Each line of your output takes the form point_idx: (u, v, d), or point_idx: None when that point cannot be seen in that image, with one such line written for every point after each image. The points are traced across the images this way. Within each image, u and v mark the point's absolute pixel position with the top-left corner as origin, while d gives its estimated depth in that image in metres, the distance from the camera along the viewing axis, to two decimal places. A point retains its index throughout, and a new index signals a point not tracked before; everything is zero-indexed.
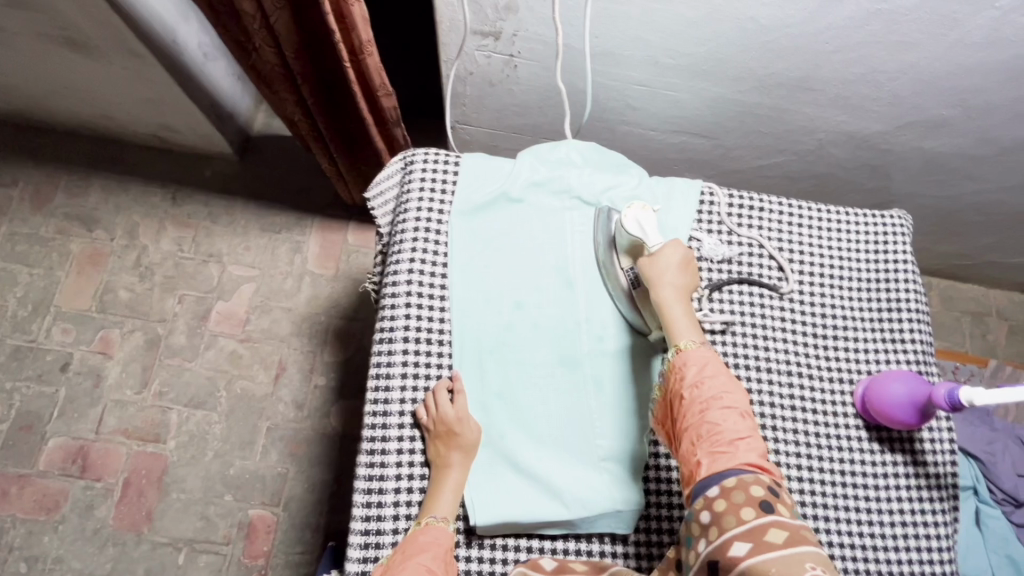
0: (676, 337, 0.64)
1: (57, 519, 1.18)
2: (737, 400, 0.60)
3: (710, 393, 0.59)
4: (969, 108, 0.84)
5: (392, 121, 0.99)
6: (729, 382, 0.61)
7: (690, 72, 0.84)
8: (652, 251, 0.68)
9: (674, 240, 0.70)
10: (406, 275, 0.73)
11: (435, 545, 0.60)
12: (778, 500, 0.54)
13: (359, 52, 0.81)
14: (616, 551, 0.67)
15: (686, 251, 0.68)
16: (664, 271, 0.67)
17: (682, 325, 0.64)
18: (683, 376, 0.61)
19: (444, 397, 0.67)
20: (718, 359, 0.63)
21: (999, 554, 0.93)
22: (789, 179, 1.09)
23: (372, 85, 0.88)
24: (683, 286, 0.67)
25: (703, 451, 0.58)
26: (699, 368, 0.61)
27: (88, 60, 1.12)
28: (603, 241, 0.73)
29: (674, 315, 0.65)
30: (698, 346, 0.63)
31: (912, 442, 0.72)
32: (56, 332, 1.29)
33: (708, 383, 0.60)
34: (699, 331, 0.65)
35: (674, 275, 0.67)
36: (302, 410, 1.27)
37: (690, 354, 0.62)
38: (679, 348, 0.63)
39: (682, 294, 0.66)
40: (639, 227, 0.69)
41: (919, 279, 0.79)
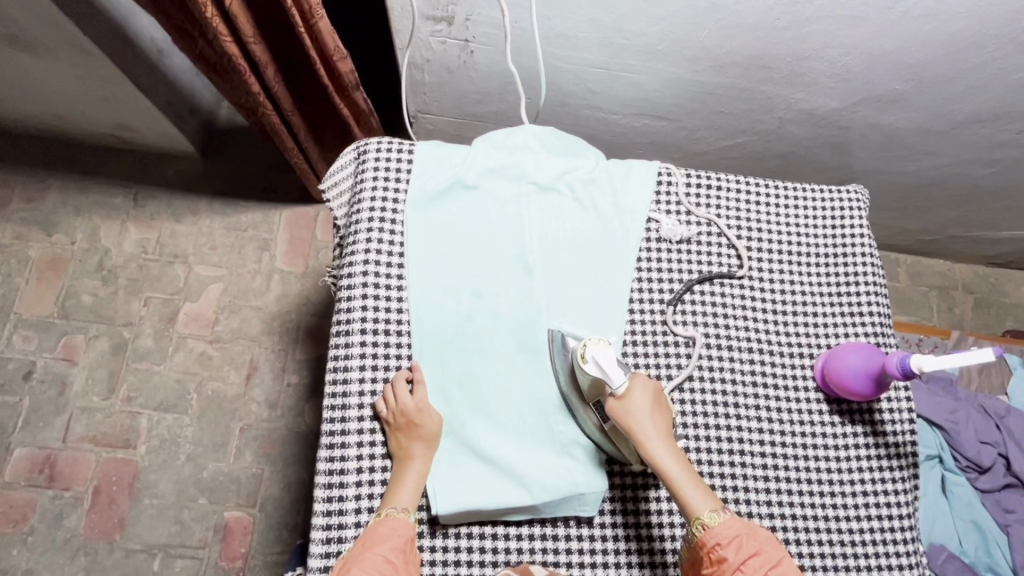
0: (694, 510, 0.60)
1: (26, 531, 1.16)
2: (786, 571, 0.56)
3: (756, 573, 0.56)
4: (922, 82, 0.85)
5: (352, 86, 0.94)
6: (770, 551, 0.57)
7: (646, 53, 0.84)
8: (619, 392, 0.64)
9: (633, 374, 0.66)
10: (362, 262, 0.72)
11: (396, 536, 0.59)
12: None
13: (309, 16, 0.78)
14: (582, 534, 0.67)
15: (653, 388, 0.65)
16: (649, 432, 0.63)
17: (692, 493, 0.61)
18: (721, 557, 0.57)
19: (403, 388, 0.66)
20: (743, 521, 0.60)
21: (964, 520, 0.97)
22: (753, 159, 1.09)
23: (327, 52, 0.85)
24: (665, 434, 0.63)
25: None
26: (736, 547, 0.57)
27: (33, 58, 1.09)
28: (564, 378, 0.68)
29: (680, 482, 0.61)
30: (722, 516, 0.59)
31: (872, 413, 0.73)
32: (17, 340, 1.26)
33: (752, 562, 0.56)
34: (710, 490, 0.62)
35: (655, 428, 0.63)
36: (275, 410, 1.25)
37: (718, 532, 0.58)
38: (704, 525, 0.59)
39: (669, 442, 0.63)
40: (600, 368, 0.64)
41: (876, 252, 0.80)
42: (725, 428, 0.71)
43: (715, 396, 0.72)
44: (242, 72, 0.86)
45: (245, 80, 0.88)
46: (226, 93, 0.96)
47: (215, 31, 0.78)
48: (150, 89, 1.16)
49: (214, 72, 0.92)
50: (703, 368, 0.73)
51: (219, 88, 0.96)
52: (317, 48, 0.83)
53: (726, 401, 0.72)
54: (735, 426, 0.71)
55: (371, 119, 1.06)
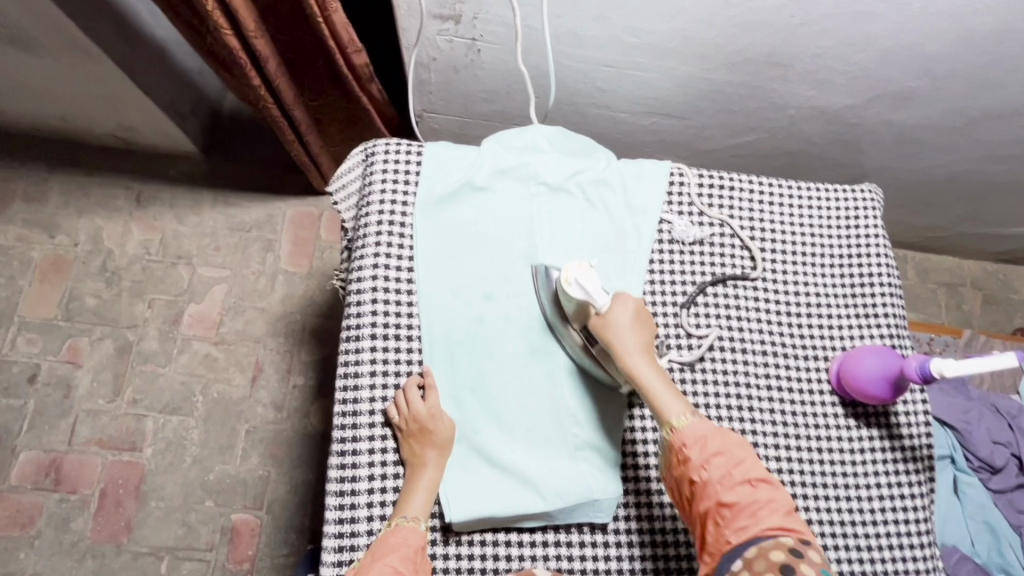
0: (665, 415, 0.62)
1: (33, 534, 1.16)
2: (747, 469, 0.58)
3: (718, 470, 0.57)
4: (935, 79, 0.84)
5: (366, 78, 0.94)
6: (735, 451, 0.59)
7: (656, 51, 0.83)
8: (602, 311, 0.65)
9: (618, 294, 0.67)
10: (371, 267, 0.71)
11: (406, 546, 0.59)
12: (805, 563, 0.52)
13: (323, 9, 0.78)
14: (596, 541, 0.66)
15: (636, 304, 0.66)
16: (628, 345, 0.64)
17: (666, 398, 0.62)
18: (687, 456, 0.59)
19: (415, 394, 0.66)
20: (713, 424, 0.61)
21: (976, 521, 0.97)
22: (762, 157, 1.08)
23: (341, 43, 0.84)
24: (645, 349, 0.65)
25: (725, 531, 0.55)
26: (701, 445, 0.59)
27: (33, 57, 1.07)
28: (548, 302, 0.69)
29: (656, 390, 0.63)
30: (691, 419, 0.61)
31: (887, 416, 0.72)
32: (20, 343, 1.25)
33: (716, 460, 0.58)
34: (683, 398, 0.63)
35: (636, 342, 0.64)
36: (281, 412, 1.25)
37: (685, 433, 0.60)
38: (673, 427, 0.61)
39: (647, 354, 0.64)
40: (583, 291, 0.65)
41: (890, 252, 0.79)
42: (739, 431, 0.70)
43: (729, 399, 0.71)
44: (243, 66, 0.86)
45: (246, 74, 0.88)
46: (231, 88, 0.96)
47: (216, 24, 0.77)
48: (151, 89, 1.15)
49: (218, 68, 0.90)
50: (716, 371, 0.72)
51: (227, 84, 0.95)
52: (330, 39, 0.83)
53: (742, 404, 0.71)
54: (749, 429, 0.70)
55: (385, 110, 1.05)
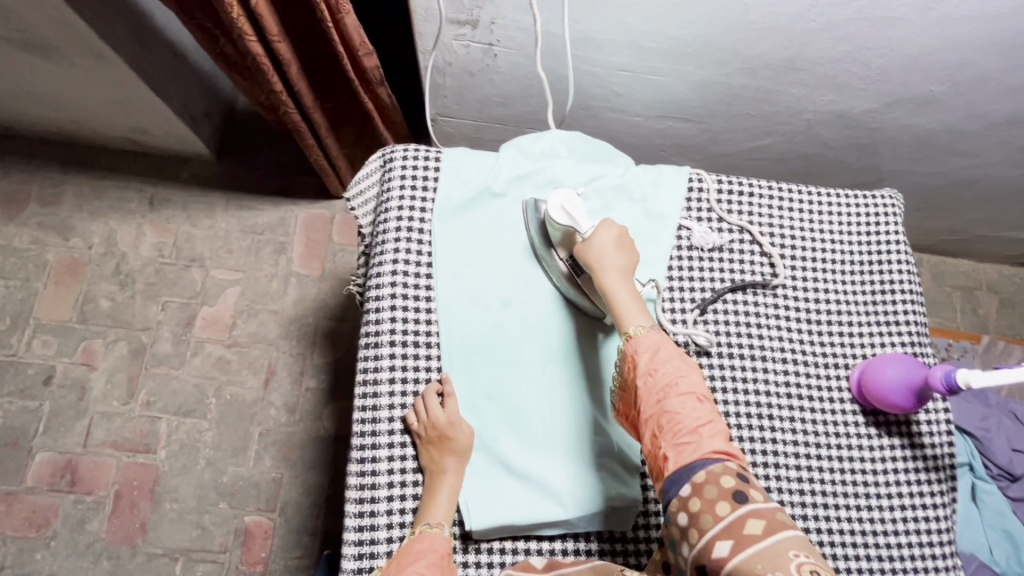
0: (625, 324, 0.63)
1: (49, 535, 1.16)
2: (692, 383, 0.59)
3: (664, 380, 0.59)
4: (956, 83, 0.83)
5: (376, 81, 0.93)
6: (682, 365, 0.60)
7: (674, 56, 0.82)
8: (585, 236, 0.67)
9: (604, 219, 0.69)
10: (390, 275, 0.71)
11: (432, 552, 0.59)
12: (749, 485, 0.53)
13: (336, 12, 0.78)
14: (616, 550, 0.66)
15: (619, 230, 0.67)
16: (607, 261, 0.65)
17: (630, 310, 0.63)
18: (636, 364, 0.60)
19: (434, 401, 0.65)
20: (669, 341, 0.62)
21: (995, 529, 0.96)
22: (778, 161, 1.07)
23: (353, 47, 0.84)
24: (625, 270, 0.65)
25: (667, 442, 0.56)
26: (651, 355, 0.60)
27: (49, 61, 1.08)
28: (535, 229, 0.71)
29: (620, 302, 0.63)
30: (648, 331, 0.62)
31: (909, 425, 0.72)
32: (36, 345, 1.26)
33: (663, 370, 0.59)
34: (649, 315, 0.64)
35: (616, 262, 0.65)
36: (293, 414, 1.25)
37: (640, 341, 0.61)
38: (630, 335, 0.62)
39: (625, 275, 0.65)
40: (568, 217, 0.68)
41: (912, 258, 0.78)
42: (760, 439, 0.70)
43: (749, 408, 0.71)
44: (265, 72, 0.85)
45: (268, 80, 0.87)
46: (248, 92, 0.96)
47: (239, 30, 0.77)
48: (165, 93, 1.15)
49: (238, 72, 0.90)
50: (736, 379, 0.71)
51: (242, 90, 0.96)
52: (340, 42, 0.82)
53: (762, 413, 0.71)
54: (770, 438, 0.70)
55: (395, 115, 1.04)
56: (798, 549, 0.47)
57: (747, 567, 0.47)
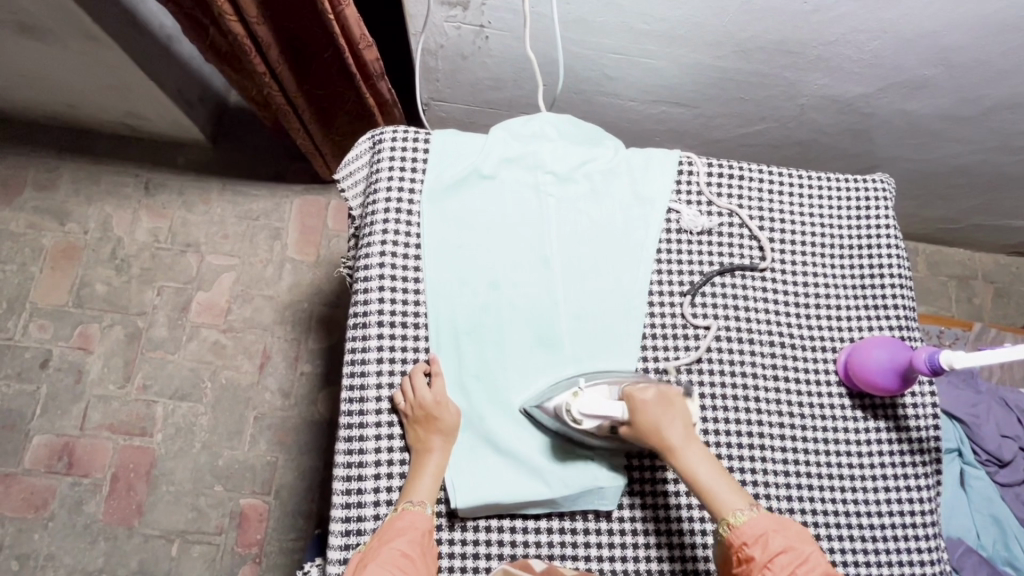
0: (721, 512, 0.60)
1: (46, 516, 1.18)
2: (812, 567, 0.56)
3: (783, 570, 0.56)
4: (951, 67, 0.82)
5: (377, 74, 0.93)
6: (798, 547, 0.57)
7: (666, 38, 0.82)
8: (628, 420, 0.62)
9: (628, 388, 0.64)
10: (378, 255, 0.71)
11: (413, 530, 0.60)
12: None
13: (336, 3, 0.77)
14: (600, 528, 0.67)
15: (656, 391, 0.64)
16: (674, 441, 0.62)
17: (722, 492, 0.60)
18: (749, 555, 0.57)
19: (421, 380, 0.66)
20: (769, 514, 0.59)
21: (983, 514, 0.96)
22: (772, 147, 1.07)
23: (353, 39, 0.84)
24: (689, 439, 0.63)
25: None
26: (763, 544, 0.57)
27: (42, 44, 1.07)
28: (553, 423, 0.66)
29: (709, 485, 0.60)
30: (749, 515, 0.59)
31: (895, 408, 0.72)
32: (32, 329, 1.27)
33: (780, 558, 0.56)
34: (741, 490, 0.61)
35: (676, 438, 0.62)
36: (289, 399, 1.26)
37: (745, 530, 0.58)
38: (731, 525, 0.59)
39: (692, 451, 0.62)
40: (598, 415, 0.62)
41: (901, 243, 0.78)
42: (746, 421, 0.70)
43: (735, 390, 0.71)
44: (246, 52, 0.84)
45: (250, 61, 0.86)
46: (233, 74, 0.94)
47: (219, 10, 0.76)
48: (159, 78, 1.15)
49: (226, 51, 0.89)
50: (723, 362, 0.72)
51: (227, 76, 0.95)
52: (341, 34, 0.82)
53: (748, 394, 0.71)
54: (755, 419, 0.70)
55: (394, 110, 1.05)
56: None
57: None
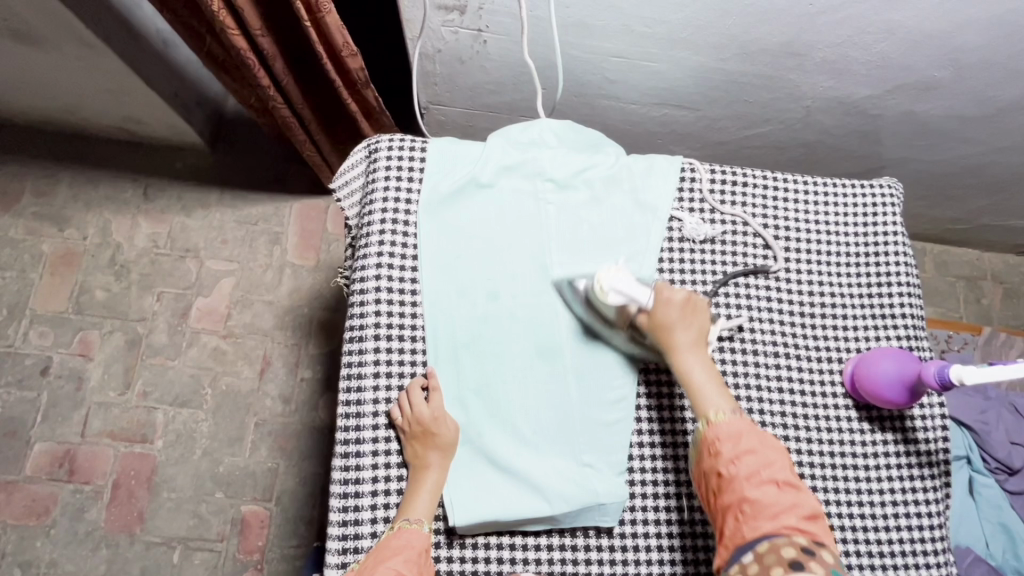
0: (703, 410, 0.61)
1: (48, 524, 1.18)
2: (776, 471, 0.56)
3: (748, 468, 0.56)
4: (960, 68, 0.80)
5: (361, 83, 0.90)
6: (767, 451, 0.57)
7: (668, 41, 0.80)
8: (648, 309, 0.66)
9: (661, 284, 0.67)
10: (374, 267, 0.70)
11: (410, 549, 0.59)
12: (814, 561, 0.51)
13: (315, 8, 0.75)
14: (602, 544, 0.66)
15: (687, 293, 0.66)
16: (681, 340, 0.64)
17: (708, 393, 0.62)
18: (719, 450, 0.58)
19: (419, 395, 0.65)
20: (749, 421, 0.60)
21: (992, 522, 0.95)
22: (777, 149, 1.05)
23: (334, 46, 0.81)
24: (696, 344, 0.65)
25: (745, 527, 0.54)
26: (733, 442, 0.58)
27: (36, 50, 1.06)
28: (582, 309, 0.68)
29: (699, 385, 0.62)
30: (730, 416, 0.60)
31: (903, 420, 0.71)
32: (33, 336, 1.26)
33: (747, 457, 0.57)
34: (728, 396, 0.62)
35: (686, 338, 0.64)
36: (289, 404, 1.25)
37: (721, 428, 0.59)
38: (709, 421, 0.60)
39: (698, 352, 0.64)
40: (623, 295, 0.66)
41: (910, 250, 0.76)
42: None
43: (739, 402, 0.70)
44: (251, 67, 0.82)
45: (254, 75, 0.84)
46: (237, 85, 0.93)
47: (220, 23, 0.75)
48: (156, 83, 1.14)
49: (225, 62, 0.88)
50: (727, 374, 0.70)
51: (228, 87, 0.95)
52: (320, 40, 0.80)
53: (752, 407, 0.70)
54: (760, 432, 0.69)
55: (384, 119, 1.02)
56: None
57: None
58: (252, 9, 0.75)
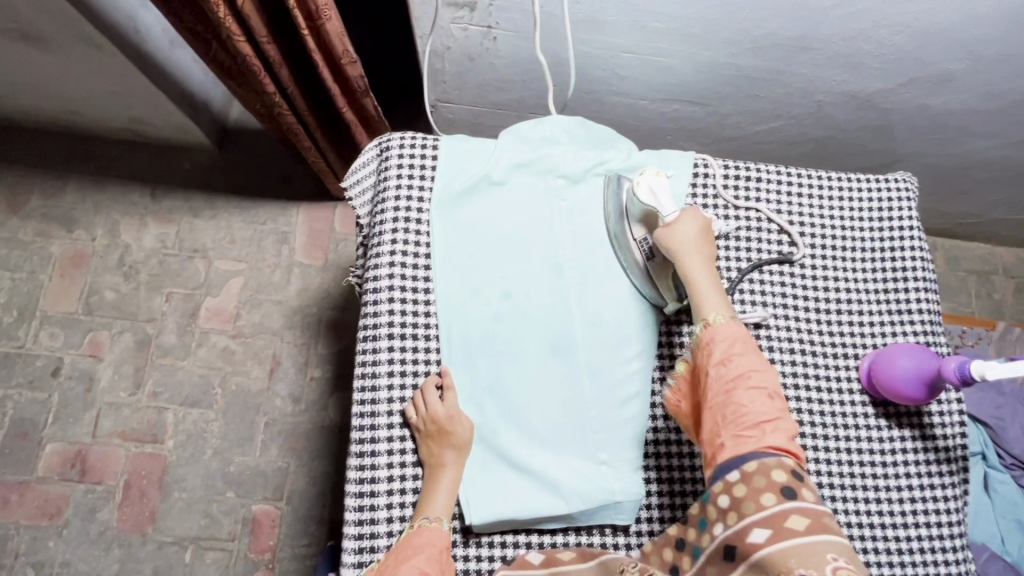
0: (704, 311, 0.62)
1: (60, 524, 1.18)
2: (765, 380, 0.58)
3: (737, 375, 0.58)
4: (976, 61, 0.79)
5: (361, 92, 0.90)
6: (758, 362, 0.59)
7: (680, 36, 0.79)
8: (668, 220, 0.66)
9: (689, 208, 0.67)
10: (387, 266, 0.70)
11: (430, 547, 0.59)
12: (800, 483, 0.54)
13: (315, 17, 0.74)
14: (618, 542, 0.66)
15: (703, 219, 0.66)
16: (691, 248, 0.64)
17: (710, 297, 0.63)
18: (711, 354, 0.60)
19: (433, 394, 0.65)
20: (746, 332, 0.62)
21: (1008, 519, 0.94)
22: (788, 144, 1.04)
23: (335, 55, 0.81)
24: (708, 259, 0.65)
25: (727, 432, 0.57)
26: (727, 346, 0.60)
27: (43, 52, 1.06)
28: (614, 215, 0.70)
29: (701, 289, 0.63)
30: (727, 321, 0.61)
31: (920, 417, 0.70)
32: (43, 337, 1.27)
33: (738, 364, 0.59)
34: (728, 304, 0.63)
35: (699, 248, 0.65)
36: (299, 404, 1.25)
37: (717, 330, 0.61)
38: (708, 323, 0.61)
39: (708, 265, 0.65)
40: (654, 198, 0.66)
41: (925, 244, 0.76)
42: None
43: None
44: (256, 73, 0.82)
45: (259, 80, 0.84)
46: (241, 96, 0.93)
47: (227, 30, 0.74)
48: (163, 83, 1.14)
49: (229, 74, 0.88)
50: None
51: (233, 94, 0.94)
52: (320, 49, 0.80)
53: None
54: None
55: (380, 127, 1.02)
56: (837, 552, 0.49)
57: (779, 559, 0.49)
58: (259, 17, 0.74)
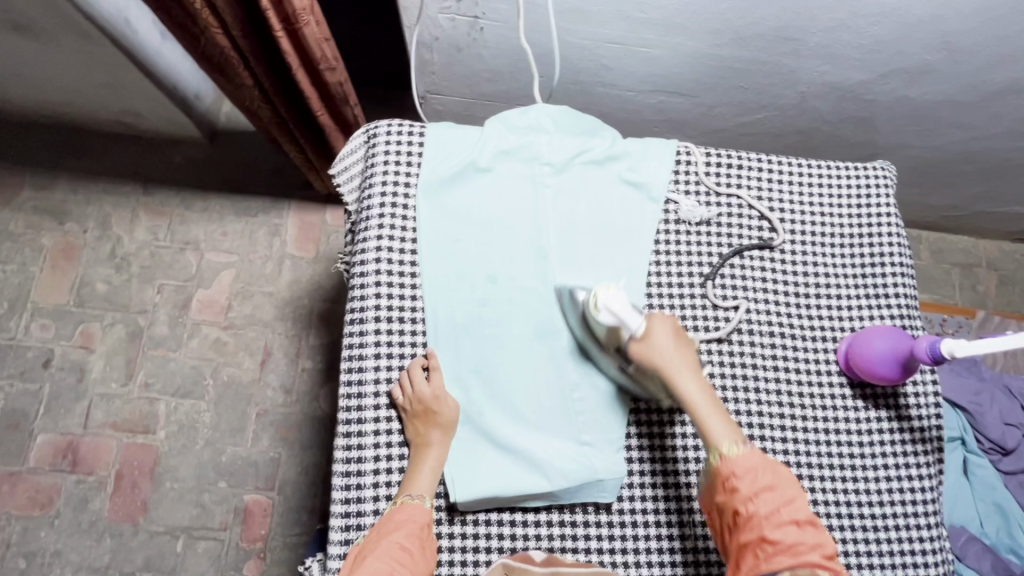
0: (715, 443, 0.60)
1: (52, 514, 1.19)
2: (797, 508, 0.56)
3: (767, 507, 0.56)
4: (954, 52, 0.81)
5: (340, 99, 0.92)
6: (786, 488, 0.57)
7: (664, 26, 0.80)
8: (637, 334, 0.64)
9: (652, 312, 0.66)
10: (375, 248, 0.71)
11: (412, 523, 0.60)
12: None
13: (293, 21, 0.74)
14: (600, 520, 0.67)
15: (672, 322, 0.65)
16: (676, 367, 0.63)
17: (715, 424, 0.61)
18: (735, 487, 0.58)
19: (420, 375, 0.66)
20: (763, 455, 0.60)
21: (986, 502, 0.96)
22: (774, 135, 1.06)
23: (313, 59, 0.81)
24: (694, 370, 0.63)
25: (764, 564, 0.54)
26: (752, 478, 0.57)
27: (34, 43, 1.07)
28: (577, 322, 0.68)
29: (704, 415, 0.61)
30: (742, 449, 0.59)
31: (897, 398, 0.72)
32: (34, 329, 1.27)
33: (765, 495, 0.57)
34: (734, 424, 0.61)
35: (681, 363, 0.63)
36: (290, 395, 1.26)
37: (735, 462, 0.58)
38: (722, 455, 0.59)
39: (698, 379, 0.63)
40: (616, 317, 0.63)
41: (902, 231, 0.77)
42: (744, 402, 0.70)
43: (736, 381, 0.71)
44: (233, 64, 0.83)
45: (236, 69, 0.85)
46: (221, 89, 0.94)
47: (204, 21, 0.75)
48: (154, 75, 1.14)
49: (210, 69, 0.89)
50: (723, 352, 0.71)
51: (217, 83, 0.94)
52: (297, 52, 0.80)
53: (749, 385, 0.71)
54: (755, 409, 0.70)
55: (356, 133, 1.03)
56: None
57: None
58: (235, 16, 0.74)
